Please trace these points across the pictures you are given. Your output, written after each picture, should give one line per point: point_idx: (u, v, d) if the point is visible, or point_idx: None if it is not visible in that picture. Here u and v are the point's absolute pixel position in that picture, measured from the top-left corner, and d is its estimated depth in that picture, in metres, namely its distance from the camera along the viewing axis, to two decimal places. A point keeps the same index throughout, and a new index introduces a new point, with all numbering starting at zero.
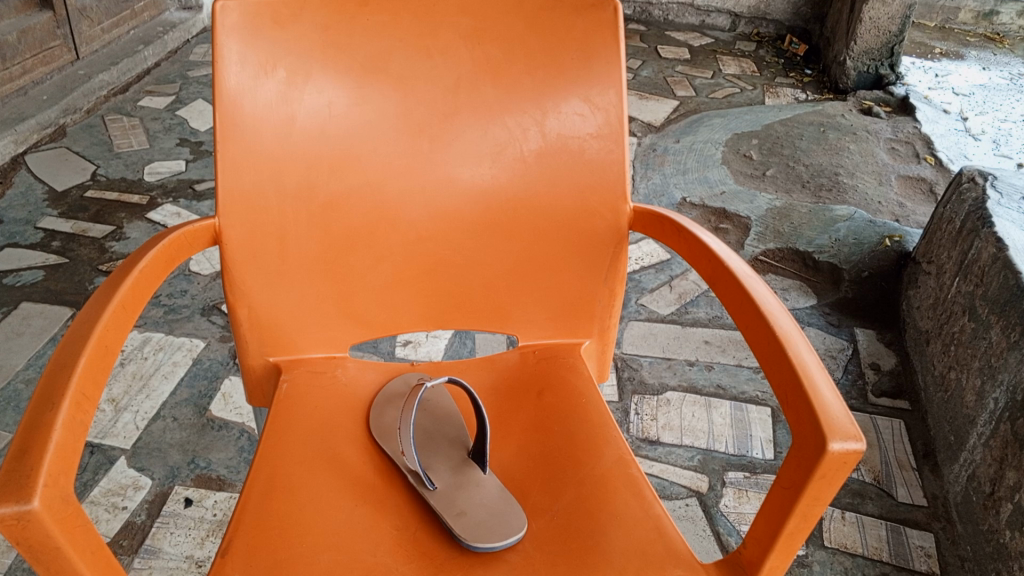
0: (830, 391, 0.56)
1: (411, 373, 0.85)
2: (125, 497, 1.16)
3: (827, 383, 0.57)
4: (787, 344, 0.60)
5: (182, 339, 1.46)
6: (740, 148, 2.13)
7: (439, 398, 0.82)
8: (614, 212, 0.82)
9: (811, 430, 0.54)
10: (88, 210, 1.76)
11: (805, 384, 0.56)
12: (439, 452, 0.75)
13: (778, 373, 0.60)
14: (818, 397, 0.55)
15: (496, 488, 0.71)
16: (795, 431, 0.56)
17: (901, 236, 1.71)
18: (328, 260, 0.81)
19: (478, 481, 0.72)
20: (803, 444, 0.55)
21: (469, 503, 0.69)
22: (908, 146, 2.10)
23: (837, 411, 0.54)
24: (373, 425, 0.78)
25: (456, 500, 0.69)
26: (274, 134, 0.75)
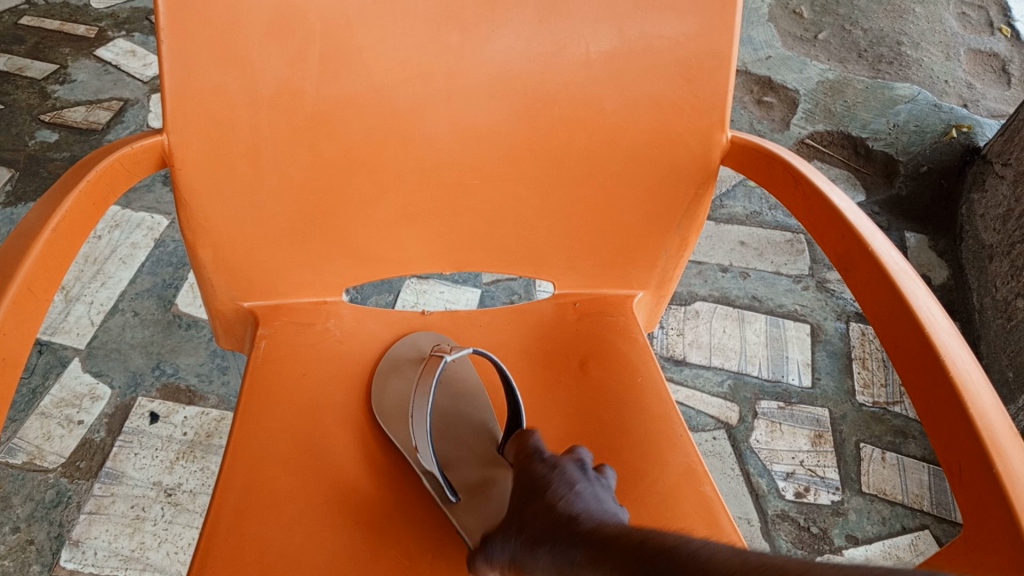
0: (997, 411, 0.42)
1: (423, 333, 0.69)
2: (81, 410, 1.01)
3: (991, 399, 0.42)
4: (941, 347, 0.45)
5: (141, 215, 1.27)
6: (789, 3, 1.85)
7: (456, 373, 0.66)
8: (705, 140, 0.61)
9: (972, 456, 0.41)
10: (25, 42, 1.49)
11: (962, 400, 0.42)
12: (460, 447, 0.61)
13: (923, 381, 0.45)
14: (982, 419, 0.41)
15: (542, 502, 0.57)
16: (943, 454, 0.43)
17: (970, 126, 1.50)
18: (320, 188, 0.61)
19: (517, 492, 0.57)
20: (959, 475, 0.42)
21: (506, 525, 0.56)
22: (980, 12, 1.84)
23: (1005, 435, 0.40)
24: (376, 403, 0.62)
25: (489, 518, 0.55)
26: (242, 17, 0.52)
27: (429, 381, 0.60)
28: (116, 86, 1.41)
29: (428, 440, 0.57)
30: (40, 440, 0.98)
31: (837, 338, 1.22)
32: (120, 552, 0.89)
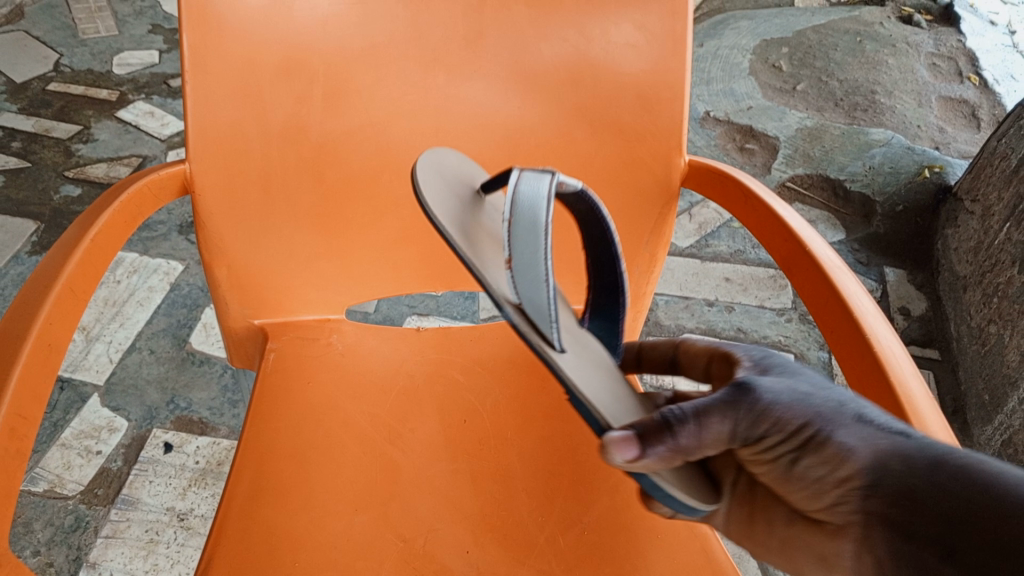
0: (914, 379, 0.48)
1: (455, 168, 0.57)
2: (99, 441, 1.07)
3: (910, 371, 0.49)
4: (867, 329, 0.51)
5: (158, 261, 1.34)
6: (769, 57, 1.96)
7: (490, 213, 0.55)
8: (665, 164, 0.68)
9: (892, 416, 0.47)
10: (51, 105, 1.60)
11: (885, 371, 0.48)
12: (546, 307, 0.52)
13: (855, 358, 0.51)
14: (900, 385, 0.48)
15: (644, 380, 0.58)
16: None
17: (942, 167, 1.58)
18: (325, 213, 0.68)
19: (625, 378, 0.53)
20: None
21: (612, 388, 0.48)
22: (950, 62, 1.95)
23: (920, 399, 0.47)
24: (439, 216, 0.47)
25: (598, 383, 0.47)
26: (256, 61, 0.60)
27: (537, 187, 0.44)
28: (135, 144, 1.51)
29: (531, 260, 0.44)
30: (60, 470, 1.03)
31: (820, 366, 1.27)
32: (134, 573, 0.93)
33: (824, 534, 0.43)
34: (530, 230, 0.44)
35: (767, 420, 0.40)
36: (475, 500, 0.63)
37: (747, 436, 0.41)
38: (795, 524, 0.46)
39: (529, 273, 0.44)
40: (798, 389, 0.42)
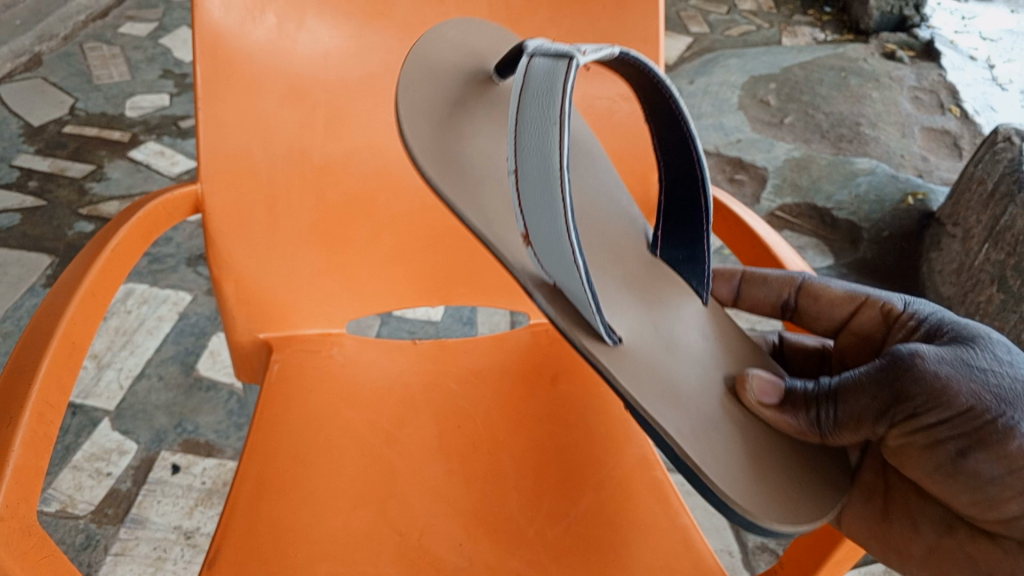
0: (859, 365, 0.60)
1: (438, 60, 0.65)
2: (109, 463, 1.11)
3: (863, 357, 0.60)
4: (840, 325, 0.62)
5: (167, 292, 1.39)
6: (757, 93, 2.03)
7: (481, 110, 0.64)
8: (643, 182, 0.77)
9: None
10: (66, 147, 1.66)
11: None
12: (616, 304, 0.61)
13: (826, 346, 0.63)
14: None
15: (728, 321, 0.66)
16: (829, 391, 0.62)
17: (924, 195, 1.65)
18: (326, 230, 0.74)
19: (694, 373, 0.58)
20: None
21: (628, 329, 0.59)
22: (932, 95, 2.02)
23: None
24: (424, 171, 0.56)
25: (641, 373, 0.54)
26: (265, 86, 0.67)
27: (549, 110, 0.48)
28: (146, 182, 1.57)
29: (550, 205, 0.50)
30: (72, 490, 1.06)
31: None
32: None
33: (996, 550, 0.46)
34: (542, 115, 0.49)
35: (921, 394, 0.48)
36: (469, 497, 0.67)
37: (896, 414, 0.49)
38: (954, 534, 0.49)
39: (534, 184, 0.50)
40: (982, 373, 0.48)
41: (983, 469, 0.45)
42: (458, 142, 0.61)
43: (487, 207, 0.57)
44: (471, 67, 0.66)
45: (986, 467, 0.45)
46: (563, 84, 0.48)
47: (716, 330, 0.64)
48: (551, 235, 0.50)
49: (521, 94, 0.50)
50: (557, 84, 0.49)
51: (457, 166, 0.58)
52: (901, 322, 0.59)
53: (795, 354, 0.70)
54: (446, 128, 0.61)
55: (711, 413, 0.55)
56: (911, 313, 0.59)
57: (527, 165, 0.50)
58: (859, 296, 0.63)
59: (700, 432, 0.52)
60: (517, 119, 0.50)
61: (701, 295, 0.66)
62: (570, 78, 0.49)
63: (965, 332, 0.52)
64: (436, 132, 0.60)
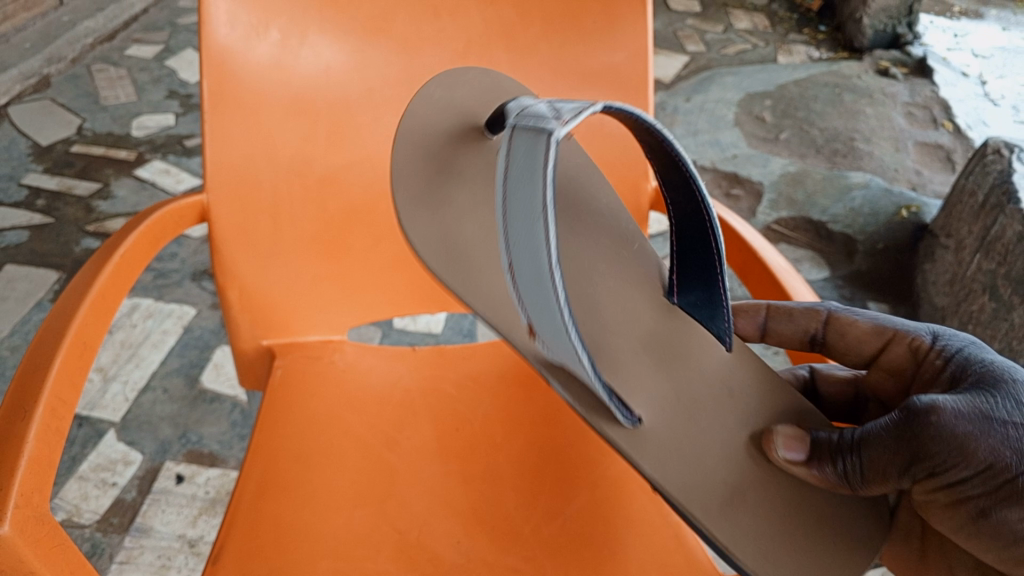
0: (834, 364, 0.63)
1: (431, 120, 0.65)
2: (115, 473, 1.12)
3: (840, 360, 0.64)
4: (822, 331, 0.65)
5: (172, 306, 1.42)
6: (753, 109, 2.06)
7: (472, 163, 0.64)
8: (634, 189, 0.79)
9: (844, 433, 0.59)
10: (74, 166, 1.69)
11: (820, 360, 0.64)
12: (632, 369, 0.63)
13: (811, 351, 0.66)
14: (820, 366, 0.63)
15: (759, 365, 0.64)
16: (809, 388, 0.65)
17: (918, 207, 1.68)
18: (327, 239, 0.77)
19: (713, 441, 0.59)
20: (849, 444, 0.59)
21: (647, 396, 0.61)
22: (925, 110, 2.05)
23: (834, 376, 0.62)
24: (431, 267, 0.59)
25: (664, 453, 0.56)
26: (269, 100, 0.69)
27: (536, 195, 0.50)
28: (151, 200, 1.60)
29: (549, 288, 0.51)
30: (78, 500, 1.08)
31: None
32: None
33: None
34: (525, 203, 0.50)
35: (943, 453, 0.46)
36: (466, 497, 0.68)
37: (919, 470, 0.47)
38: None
39: (528, 272, 0.52)
40: (1003, 424, 0.46)
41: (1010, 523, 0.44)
42: (446, 210, 0.62)
43: (493, 291, 0.59)
44: (463, 123, 0.65)
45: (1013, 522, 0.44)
46: (544, 161, 0.49)
47: (742, 379, 0.63)
48: (547, 312, 0.52)
49: (505, 179, 0.51)
50: (537, 166, 0.49)
51: (458, 246, 0.61)
52: (929, 357, 0.57)
53: (830, 385, 0.67)
54: (441, 204, 0.62)
55: (740, 480, 0.56)
56: (940, 347, 0.56)
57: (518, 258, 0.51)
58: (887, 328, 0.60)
59: (729, 508, 0.54)
60: (504, 210, 0.51)
61: (723, 341, 0.65)
62: (552, 152, 0.49)
63: (988, 375, 0.50)
64: (436, 218, 0.61)
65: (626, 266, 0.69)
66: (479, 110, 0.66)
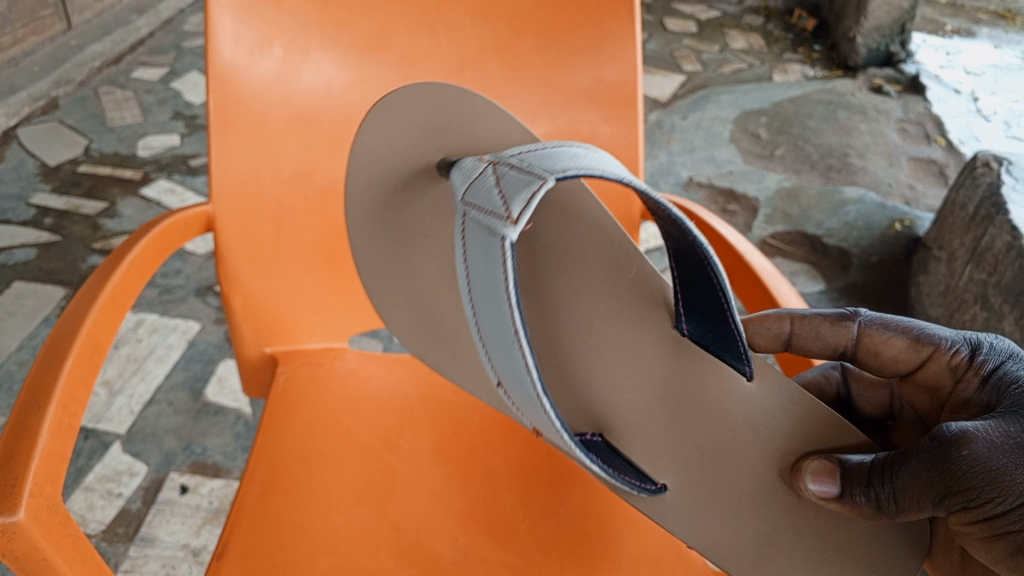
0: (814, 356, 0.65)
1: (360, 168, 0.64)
2: (120, 484, 1.14)
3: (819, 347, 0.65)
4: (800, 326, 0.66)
5: (177, 321, 1.44)
6: (748, 127, 2.09)
7: (423, 215, 0.63)
8: (625, 200, 0.82)
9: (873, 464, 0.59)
10: (81, 185, 1.73)
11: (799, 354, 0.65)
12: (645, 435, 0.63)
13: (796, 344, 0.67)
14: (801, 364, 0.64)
15: (783, 395, 0.61)
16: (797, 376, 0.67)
17: (911, 220, 1.70)
18: (328, 247, 0.79)
19: (743, 488, 0.60)
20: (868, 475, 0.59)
21: (666, 461, 0.62)
22: (918, 126, 2.09)
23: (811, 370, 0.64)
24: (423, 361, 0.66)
25: (688, 517, 0.59)
26: (272, 113, 0.72)
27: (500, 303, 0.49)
28: None
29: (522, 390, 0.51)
30: (83, 510, 1.10)
31: None
32: None
33: None
34: (499, 325, 0.49)
35: (975, 487, 0.44)
36: (464, 497, 0.70)
37: (952, 502, 0.46)
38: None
39: (500, 358, 0.51)
40: None
41: None
42: (415, 278, 0.65)
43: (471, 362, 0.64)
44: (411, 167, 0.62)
45: None
46: (503, 270, 0.48)
47: (773, 416, 0.62)
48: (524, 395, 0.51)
49: (469, 286, 0.51)
50: (497, 282, 0.48)
51: (433, 317, 0.65)
52: (969, 378, 0.55)
53: (862, 390, 0.66)
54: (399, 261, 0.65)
55: (773, 526, 0.59)
56: (981, 361, 0.54)
57: (502, 371, 0.51)
58: (925, 344, 0.57)
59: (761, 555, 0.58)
60: (479, 330, 0.51)
61: (743, 370, 0.61)
62: (510, 258, 0.48)
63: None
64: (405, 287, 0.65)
65: (624, 304, 0.64)
66: (424, 147, 0.61)
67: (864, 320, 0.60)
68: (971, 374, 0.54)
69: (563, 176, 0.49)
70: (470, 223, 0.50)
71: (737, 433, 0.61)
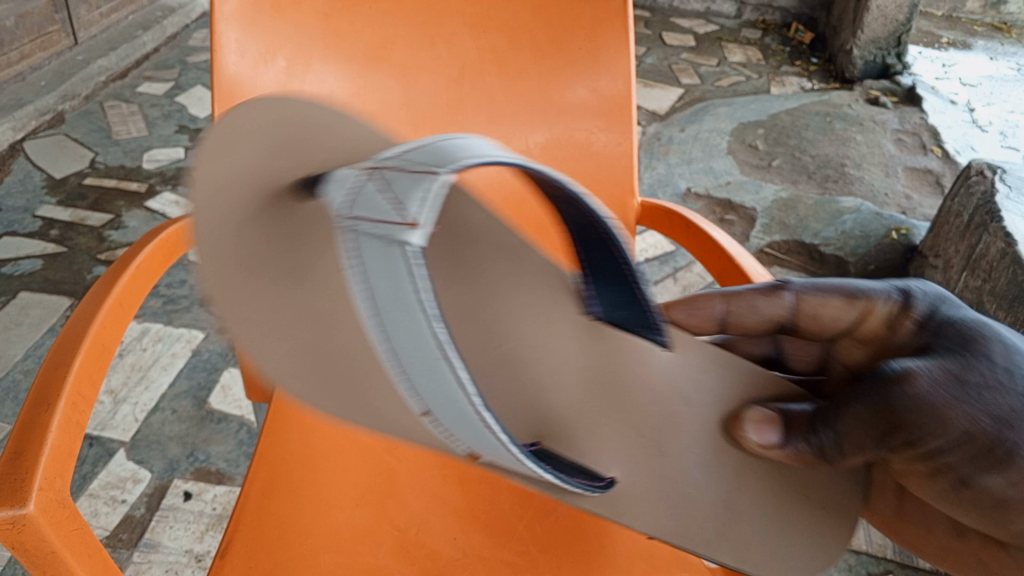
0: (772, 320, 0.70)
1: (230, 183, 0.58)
2: (124, 491, 1.15)
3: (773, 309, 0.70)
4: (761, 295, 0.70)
5: (181, 330, 1.46)
6: (746, 138, 2.11)
7: (290, 239, 0.58)
8: (621, 206, 0.84)
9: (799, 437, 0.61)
10: (86, 198, 1.75)
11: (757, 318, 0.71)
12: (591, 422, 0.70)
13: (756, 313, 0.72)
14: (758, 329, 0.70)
15: (691, 365, 0.74)
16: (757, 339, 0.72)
17: (907, 229, 1.72)
18: None
19: (708, 471, 0.66)
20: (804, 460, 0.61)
21: (615, 452, 0.68)
22: (914, 137, 2.11)
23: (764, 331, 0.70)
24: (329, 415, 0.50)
25: (647, 501, 0.63)
26: None
27: (404, 307, 0.49)
28: None
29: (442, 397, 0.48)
30: (87, 517, 1.11)
31: None
32: None
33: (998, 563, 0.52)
34: (415, 336, 0.48)
35: (918, 422, 0.50)
36: (463, 496, 0.71)
37: (895, 441, 0.51)
38: (966, 540, 0.55)
39: (417, 369, 0.48)
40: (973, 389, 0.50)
41: (983, 484, 0.48)
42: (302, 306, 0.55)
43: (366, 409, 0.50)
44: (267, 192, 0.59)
45: (987, 483, 0.48)
46: (406, 272, 0.49)
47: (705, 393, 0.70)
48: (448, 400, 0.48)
49: (370, 307, 0.49)
50: (406, 298, 0.49)
51: (321, 353, 0.53)
52: (902, 324, 0.61)
53: (793, 348, 0.76)
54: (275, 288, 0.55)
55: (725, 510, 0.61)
56: (912, 307, 0.61)
57: (423, 392, 0.48)
58: (858, 299, 0.64)
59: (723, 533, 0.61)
60: (395, 358, 0.48)
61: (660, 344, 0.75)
62: (416, 265, 0.50)
63: (960, 339, 0.54)
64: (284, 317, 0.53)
65: (541, 309, 0.77)
66: (276, 167, 0.60)
67: (796, 287, 0.67)
68: (906, 321, 0.61)
69: (452, 168, 0.52)
70: (358, 232, 0.51)
71: (697, 418, 0.70)
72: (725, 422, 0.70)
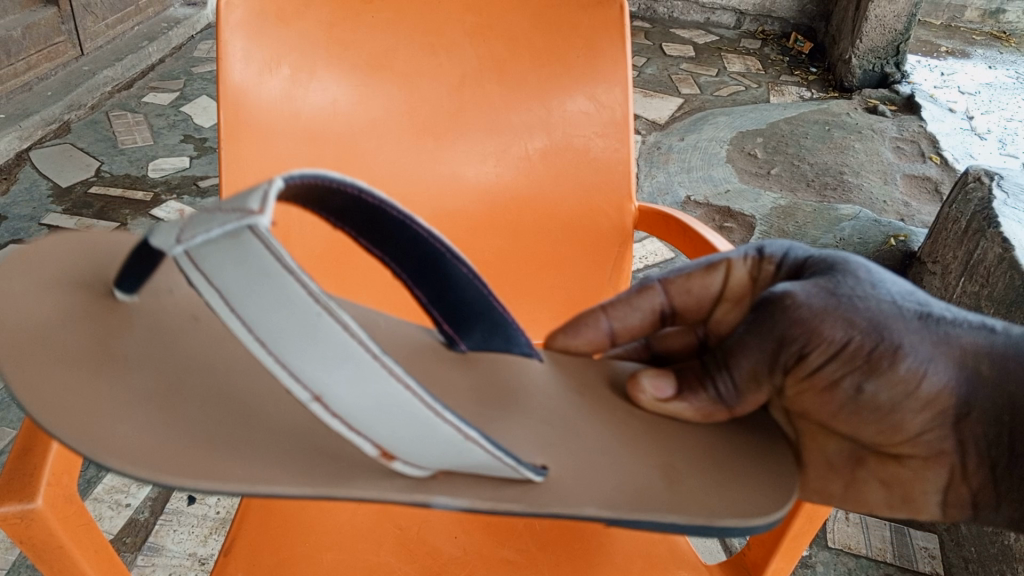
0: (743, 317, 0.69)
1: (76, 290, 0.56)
2: (128, 495, 1.17)
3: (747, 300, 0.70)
4: None
5: None
6: (744, 146, 2.13)
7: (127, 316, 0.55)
8: (619, 210, 0.86)
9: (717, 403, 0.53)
10: (92, 206, 1.76)
11: None
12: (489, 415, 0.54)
13: None
14: None
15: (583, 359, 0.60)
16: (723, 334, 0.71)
17: (906, 236, 1.73)
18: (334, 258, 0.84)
19: (616, 429, 0.53)
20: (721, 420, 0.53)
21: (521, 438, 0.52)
22: (913, 144, 2.12)
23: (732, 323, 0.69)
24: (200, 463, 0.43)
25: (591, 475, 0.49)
26: (281, 129, 0.75)
27: (266, 282, 0.39)
28: None
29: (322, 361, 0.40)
30: None
31: None
32: None
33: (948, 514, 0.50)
34: (281, 302, 0.39)
35: (796, 337, 0.48)
36: None
37: (785, 358, 0.49)
38: (864, 465, 0.53)
39: (292, 340, 0.39)
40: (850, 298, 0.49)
41: (865, 392, 0.48)
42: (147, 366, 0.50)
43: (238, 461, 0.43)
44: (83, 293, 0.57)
45: (868, 388, 0.48)
46: (277, 258, 0.39)
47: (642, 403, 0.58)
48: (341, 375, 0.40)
49: (224, 297, 0.39)
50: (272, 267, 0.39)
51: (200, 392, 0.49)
52: (764, 271, 0.59)
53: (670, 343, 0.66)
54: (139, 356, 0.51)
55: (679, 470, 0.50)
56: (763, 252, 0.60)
57: (300, 365, 0.39)
58: (716, 263, 0.61)
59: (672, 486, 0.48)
60: (255, 333, 0.39)
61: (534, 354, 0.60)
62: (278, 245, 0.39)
63: (824, 263, 0.53)
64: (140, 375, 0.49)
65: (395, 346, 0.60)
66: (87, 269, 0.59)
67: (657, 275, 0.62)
68: (766, 266, 0.59)
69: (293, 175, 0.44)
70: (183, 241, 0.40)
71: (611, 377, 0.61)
72: (617, 387, 0.59)
